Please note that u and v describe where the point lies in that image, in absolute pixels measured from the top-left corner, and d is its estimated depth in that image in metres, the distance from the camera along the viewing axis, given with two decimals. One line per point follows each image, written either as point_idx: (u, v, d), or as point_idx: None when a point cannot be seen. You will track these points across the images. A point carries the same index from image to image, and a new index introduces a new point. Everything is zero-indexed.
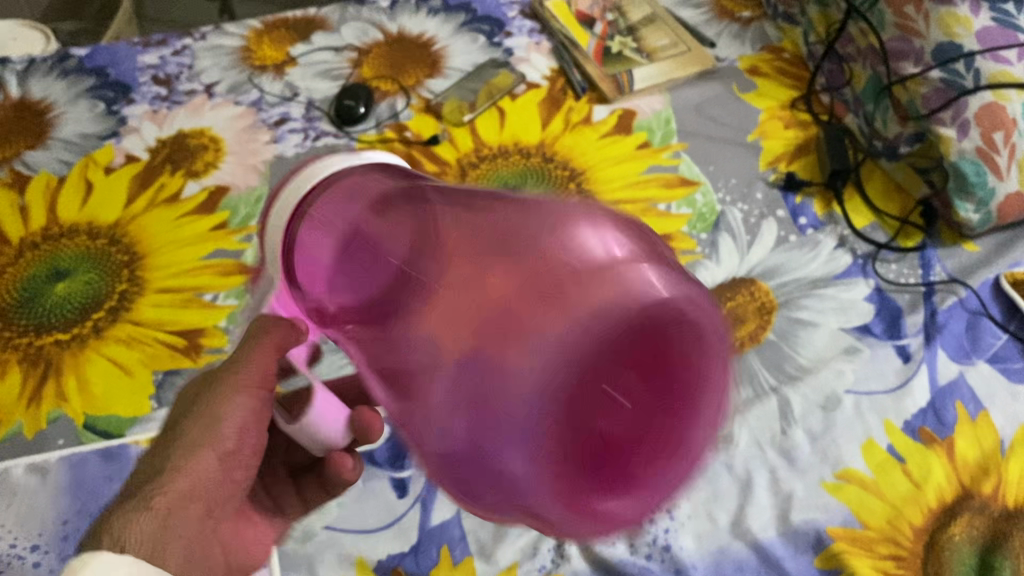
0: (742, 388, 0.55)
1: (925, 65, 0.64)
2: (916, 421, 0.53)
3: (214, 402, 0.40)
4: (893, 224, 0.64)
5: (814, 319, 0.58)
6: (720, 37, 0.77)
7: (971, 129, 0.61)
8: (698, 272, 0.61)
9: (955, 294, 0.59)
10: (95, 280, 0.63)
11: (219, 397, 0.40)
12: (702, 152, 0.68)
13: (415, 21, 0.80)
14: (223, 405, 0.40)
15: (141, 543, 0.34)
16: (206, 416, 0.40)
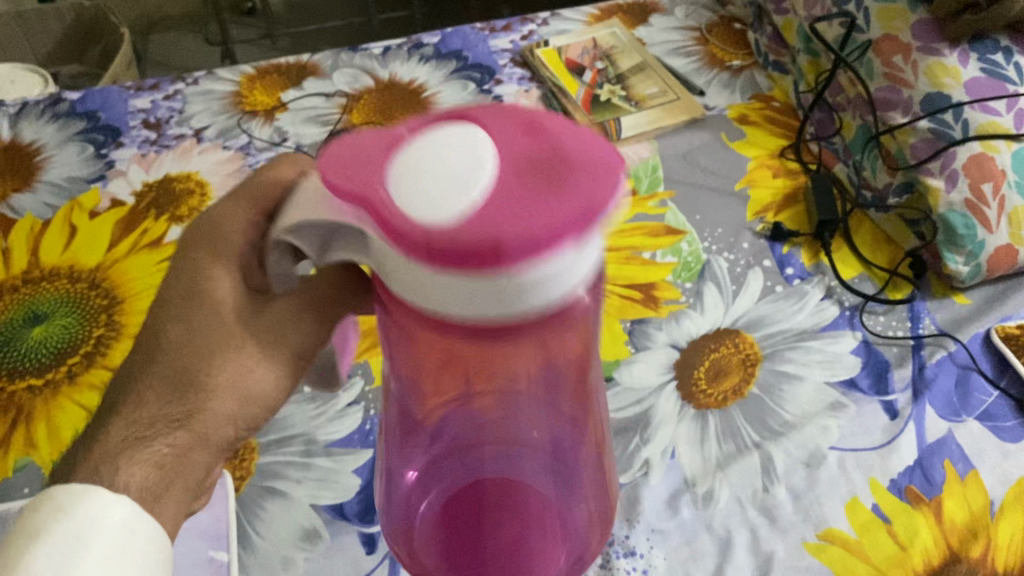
0: (724, 443, 0.53)
1: (914, 115, 0.63)
2: (902, 480, 0.51)
3: (257, 343, 0.36)
4: (882, 275, 0.62)
5: (799, 372, 0.57)
6: (709, 85, 0.78)
7: (959, 180, 0.60)
8: (681, 322, 0.60)
9: (944, 348, 0.57)
10: (72, 324, 0.62)
11: (264, 340, 0.36)
12: (689, 201, 0.68)
13: (406, 68, 0.81)
14: (230, 348, 0.36)
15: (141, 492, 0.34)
16: (242, 358, 0.36)
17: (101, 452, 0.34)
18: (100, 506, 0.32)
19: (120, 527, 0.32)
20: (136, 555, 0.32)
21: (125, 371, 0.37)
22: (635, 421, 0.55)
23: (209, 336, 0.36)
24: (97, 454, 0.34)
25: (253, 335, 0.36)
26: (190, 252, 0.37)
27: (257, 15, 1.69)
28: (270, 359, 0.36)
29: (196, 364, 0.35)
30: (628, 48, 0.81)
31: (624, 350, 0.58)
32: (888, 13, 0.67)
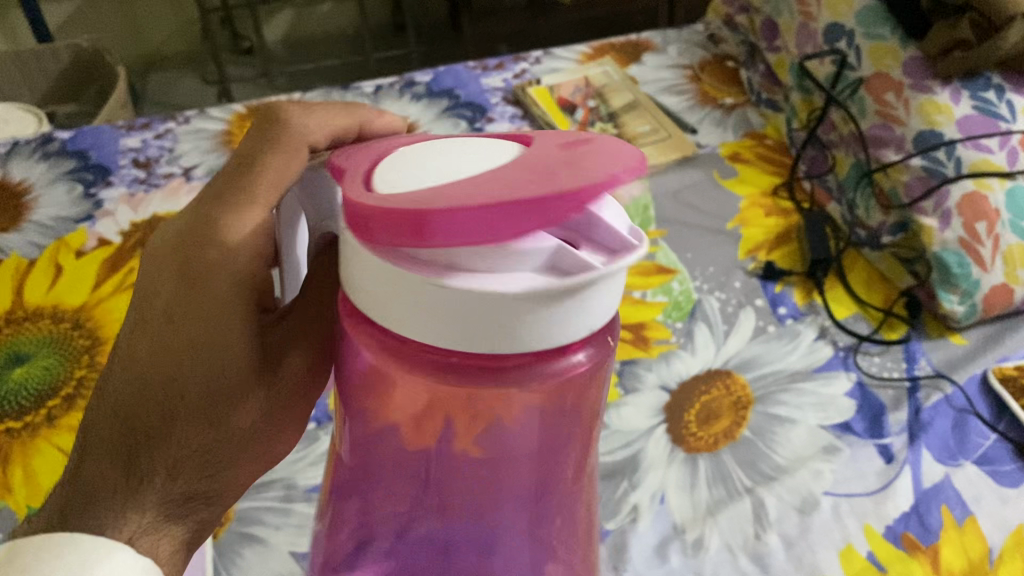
0: (714, 488, 0.52)
1: (906, 153, 0.63)
2: (898, 526, 0.50)
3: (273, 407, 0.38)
4: (877, 314, 0.61)
5: (792, 416, 0.55)
6: (702, 123, 0.78)
7: (953, 219, 0.59)
8: (672, 363, 0.59)
9: (940, 390, 0.56)
10: (53, 366, 0.61)
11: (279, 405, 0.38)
12: (681, 239, 0.67)
13: (398, 106, 0.81)
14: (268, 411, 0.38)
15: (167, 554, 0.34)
16: (262, 419, 0.38)
17: (139, 518, 0.33)
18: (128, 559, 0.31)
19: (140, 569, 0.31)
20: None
21: (147, 421, 0.34)
22: (624, 465, 0.53)
23: (245, 406, 0.36)
24: (142, 515, 0.33)
25: (274, 396, 0.38)
26: (212, 309, 0.35)
27: (255, 55, 1.72)
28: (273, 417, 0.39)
29: (227, 434, 0.36)
30: (620, 86, 0.81)
31: (613, 392, 0.57)
32: (879, 51, 0.66)
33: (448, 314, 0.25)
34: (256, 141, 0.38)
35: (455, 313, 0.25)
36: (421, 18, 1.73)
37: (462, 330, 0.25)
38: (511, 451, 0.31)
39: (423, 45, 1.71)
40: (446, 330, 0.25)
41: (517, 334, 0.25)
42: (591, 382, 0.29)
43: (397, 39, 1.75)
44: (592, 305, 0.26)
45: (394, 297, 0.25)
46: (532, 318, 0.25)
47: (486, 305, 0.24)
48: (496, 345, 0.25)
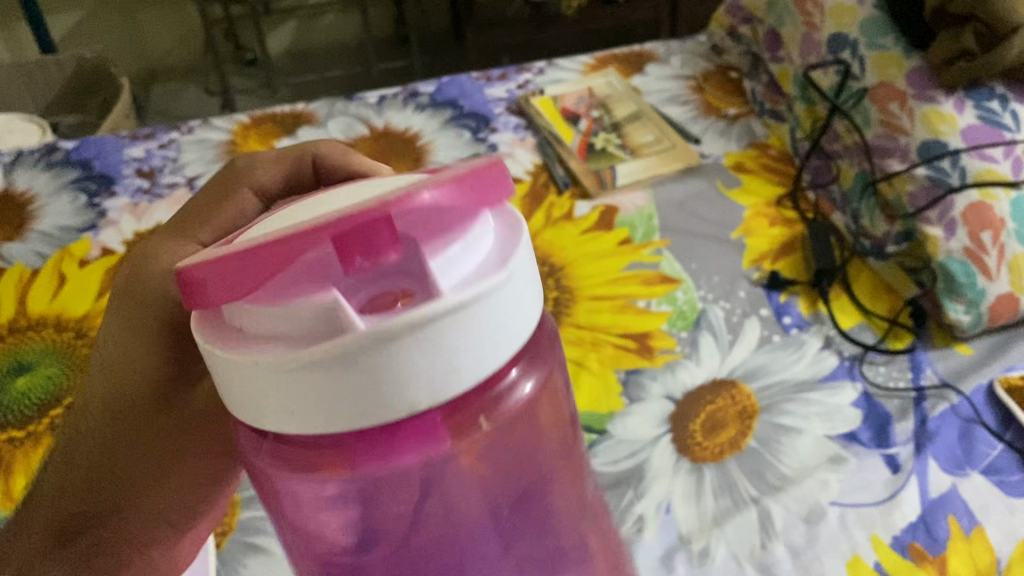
0: (720, 497, 0.51)
1: (910, 162, 0.63)
2: (905, 536, 0.49)
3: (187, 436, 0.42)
4: (882, 324, 0.61)
5: (798, 425, 0.55)
6: (705, 134, 0.78)
7: (958, 228, 0.59)
8: (676, 373, 0.58)
9: (946, 400, 0.56)
10: (57, 374, 0.61)
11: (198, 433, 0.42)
12: (685, 249, 0.67)
13: (402, 116, 0.81)
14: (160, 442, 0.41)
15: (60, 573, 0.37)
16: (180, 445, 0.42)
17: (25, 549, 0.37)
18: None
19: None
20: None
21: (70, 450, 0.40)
22: (629, 474, 0.53)
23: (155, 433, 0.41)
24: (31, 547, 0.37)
25: (183, 423, 0.41)
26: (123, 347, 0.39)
27: (259, 67, 1.73)
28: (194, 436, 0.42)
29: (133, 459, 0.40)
30: (623, 97, 0.82)
31: (618, 401, 0.57)
32: (883, 61, 0.66)
33: (305, 390, 0.22)
34: (208, 190, 0.43)
35: (301, 389, 0.22)
36: (424, 29, 1.74)
37: (332, 400, 0.22)
38: (466, 481, 0.26)
39: (426, 57, 1.72)
40: (309, 405, 0.22)
41: (385, 394, 0.22)
42: (522, 416, 0.26)
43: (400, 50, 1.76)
44: (480, 342, 0.23)
45: (252, 391, 0.23)
46: (393, 375, 0.22)
47: (324, 369, 0.22)
48: (360, 416, 0.22)
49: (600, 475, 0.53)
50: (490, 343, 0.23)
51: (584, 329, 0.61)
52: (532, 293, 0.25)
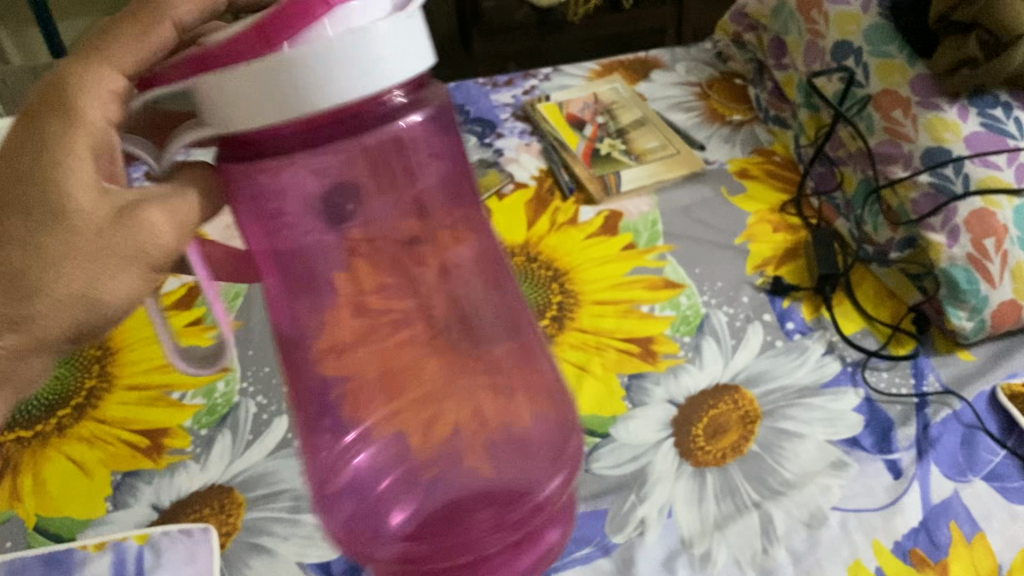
0: (722, 502, 0.51)
1: (914, 169, 0.63)
2: (907, 542, 0.49)
3: (119, 259, 0.35)
4: (885, 330, 0.61)
5: (800, 430, 0.55)
6: (710, 140, 0.79)
7: (962, 235, 0.59)
8: (679, 377, 0.59)
9: (949, 406, 0.56)
10: (64, 375, 0.61)
11: (136, 260, 0.36)
12: (689, 255, 0.68)
13: None
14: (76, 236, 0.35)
15: None
16: (108, 269, 0.35)
17: None
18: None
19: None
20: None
21: None
22: (632, 478, 0.53)
23: (74, 244, 0.35)
24: None
25: (112, 243, 0.35)
26: (43, 144, 0.34)
27: None
28: (128, 266, 0.36)
29: (47, 271, 0.35)
30: (628, 103, 0.82)
31: (621, 405, 0.57)
32: (887, 68, 0.67)
33: (244, 98, 0.31)
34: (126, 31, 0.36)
35: (245, 92, 0.31)
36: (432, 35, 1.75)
37: (264, 97, 0.31)
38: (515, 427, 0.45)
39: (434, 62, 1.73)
40: (254, 109, 0.31)
41: (300, 94, 0.31)
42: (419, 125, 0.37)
43: None
44: (370, 66, 0.32)
45: (212, 101, 0.32)
46: (301, 80, 0.31)
47: (256, 79, 0.31)
48: (281, 107, 0.31)
49: (604, 479, 0.53)
50: (379, 72, 0.32)
51: (587, 332, 0.62)
52: (422, 39, 0.34)
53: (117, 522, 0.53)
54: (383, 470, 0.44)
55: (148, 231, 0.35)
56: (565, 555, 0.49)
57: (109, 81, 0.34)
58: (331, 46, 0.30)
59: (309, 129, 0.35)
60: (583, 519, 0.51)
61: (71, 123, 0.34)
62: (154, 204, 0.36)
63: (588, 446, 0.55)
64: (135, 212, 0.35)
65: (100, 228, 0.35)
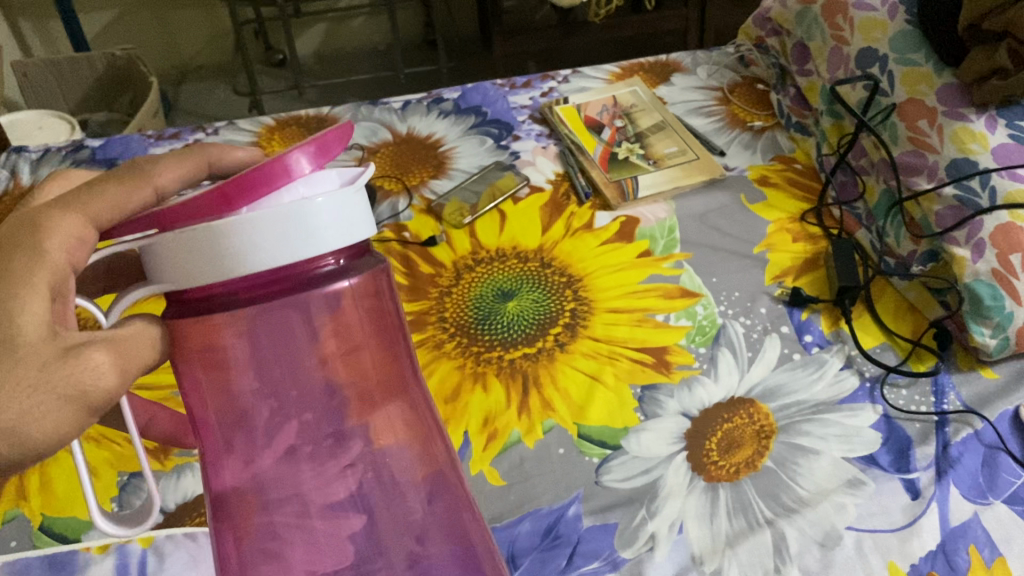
0: (735, 518, 0.50)
1: (939, 181, 0.62)
2: (924, 565, 0.48)
3: (60, 393, 0.32)
4: (905, 345, 0.60)
5: (815, 446, 0.54)
6: (730, 146, 0.78)
7: (987, 250, 0.58)
8: (693, 389, 0.58)
9: (970, 426, 0.55)
10: None
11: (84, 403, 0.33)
12: (707, 263, 0.67)
13: (425, 122, 0.83)
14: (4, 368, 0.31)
15: None
16: (57, 405, 0.32)
17: None
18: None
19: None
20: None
21: None
22: (642, 492, 0.52)
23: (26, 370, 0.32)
24: None
25: (53, 381, 0.32)
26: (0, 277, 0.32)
27: (287, 68, 1.75)
28: (65, 410, 0.32)
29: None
30: (648, 107, 0.81)
31: (633, 417, 0.56)
32: (913, 77, 0.65)
33: (188, 258, 0.33)
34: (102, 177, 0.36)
35: (188, 251, 0.33)
36: (452, 34, 1.74)
37: (205, 261, 0.33)
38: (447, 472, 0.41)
39: (454, 61, 1.72)
40: (197, 268, 0.33)
41: (240, 257, 0.32)
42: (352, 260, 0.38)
43: (427, 54, 1.76)
44: (314, 232, 0.33)
45: (164, 258, 0.33)
46: (242, 244, 0.32)
47: (202, 238, 0.32)
48: (222, 267, 0.33)
49: (613, 491, 0.52)
50: (323, 239, 0.33)
51: (600, 341, 0.61)
52: (366, 217, 0.36)
53: None
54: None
55: (92, 372, 0.33)
56: (573, 569, 0.49)
57: (73, 226, 0.34)
58: (280, 210, 0.32)
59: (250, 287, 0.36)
60: (591, 532, 0.50)
61: (34, 259, 0.33)
62: (102, 348, 0.33)
63: (598, 458, 0.54)
64: (82, 350, 0.33)
65: (43, 360, 0.32)
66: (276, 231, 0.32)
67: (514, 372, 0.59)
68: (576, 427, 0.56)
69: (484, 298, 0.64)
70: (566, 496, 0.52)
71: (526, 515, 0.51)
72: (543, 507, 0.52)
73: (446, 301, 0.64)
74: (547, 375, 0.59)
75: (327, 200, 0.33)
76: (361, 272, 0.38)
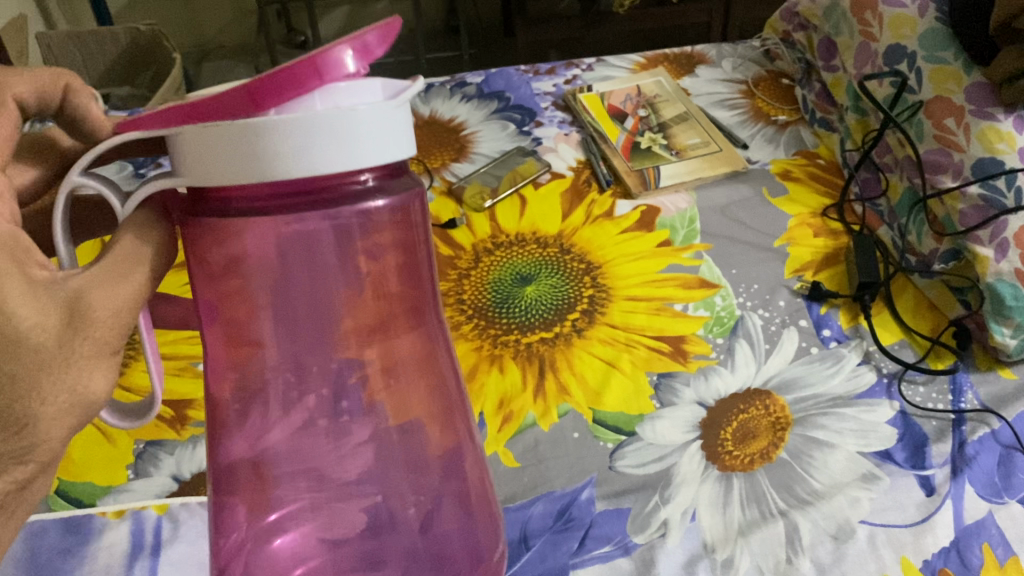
0: (748, 508, 0.50)
1: (963, 180, 0.61)
2: (936, 561, 0.48)
3: (90, 353, 0.33)
4: (924, 343, 0.60)
5: (831, 440, 0.54)
6: (753, 139, 0.78)
7: (1010, 250, 0.58)
8: (710, 378, 0.58)
9: (988, 425, 0.54)
10: None
11: (96, 348, 0.33)
12: (727, 255, 0.67)
13: (448, 106, 0.83)
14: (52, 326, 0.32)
15: None
16: (83, 371, 0.33)
17: None
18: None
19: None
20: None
21: None
22: (656, 478, 0.52)
23: (11, 364, 0.31)
24: None
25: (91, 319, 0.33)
26: None
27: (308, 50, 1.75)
28: (103, 360, 0.34)
29: (28, 399, 0.32)
30: (672, 97, 0.81)
31: (648, 404, 0.56)
32: (941, 75, 0.64)
33: (216, 154, 0.31)
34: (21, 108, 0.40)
35: (215, 146, 0.31)
36: (473, 21, 1.74)
37: (230, 159, 0.31)
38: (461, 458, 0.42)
39: (477, 48, 1.72)
40: (224, 166, 0.31)
41: (267, 162, 0.31)
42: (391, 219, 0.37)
43: (449, 40, 1.76)
44: (349, 145, 0.31)
45: (187, 152, 0.32)
46: (271, 148, 0.31)
47: (228, 134, 0.30)
48: (246, 167, 0.31)
49: (628, 477, 0.52)
50: (357, 151, 0.32)
51: (617, 328, 0.61)
52: (406, 130, 0.34)
53: (138, 491, 0.53)
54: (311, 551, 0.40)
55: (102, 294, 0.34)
56: (584, 552, 0.49)
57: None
58: (313, 119, 0.30)
59: (277, 197, 0.35)
60: (604, 516, 0.50)
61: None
62: (100, 283, 0.33)
63: (612, 443, 0.54)
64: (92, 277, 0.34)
65: (56, 339, 0.32)
66: (308, 135, 0.31)
67: (531, 356, 0.59)
68: (591, 412, 0.56)
69: (502, 281, 0.64)
70: (580, 479, 0.52)
71: (539, 497, 0.51)
72: (556, 489, 0.52)
73: (464, 283, 0.64)
74: (563, 359, 0.59)
75: (362, 108, 0.31)
76: (381, 172, 0.36)
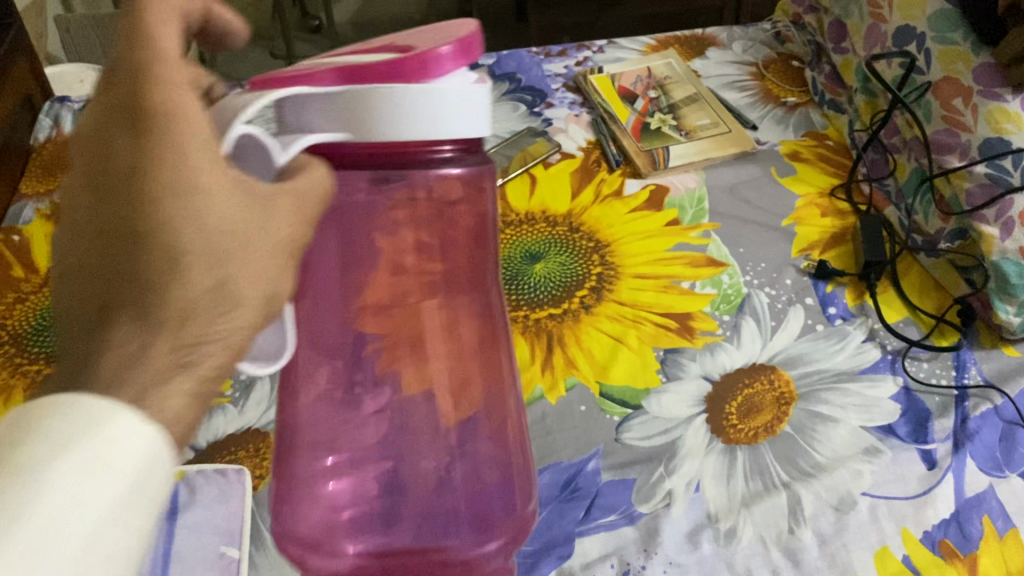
0: (751, 480, 0.51)
1: (971, 159, 0.62)
2: (936, 533, 0.49)
3: (272, 251, 0.32)
4: (928, 321, 0.61)
5: (834, 414, 0.55)
6: (762, 121, 0.78)
7: (1015, 229, 0.58)
8: (716, 354, 0.58)
9: (990, 401, 0.55)
10: None
11: (283, 247, 0.32)
12: (734, 234, 0.67)
13: None
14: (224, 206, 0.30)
15: (144, 364, 0.29)
16: (268, 268, 0.32)
17: (142, 375, 0.28)
18: (133, 434, 0.27)
19: (121, 484, 0.27)
20: (129, 519, 0.27)
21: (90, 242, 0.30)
22: (662, 450, 0.53)
23: (199, 243, 0.29)
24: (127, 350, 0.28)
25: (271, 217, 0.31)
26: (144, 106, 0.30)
27: (322, 34, 1.76)
28: (285, 262, 0.33)
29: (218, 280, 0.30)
30: (682, 79, 0.82)
31: (655, 378, 0.57)
32: (950, 56, 0.64)
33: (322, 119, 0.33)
34: None
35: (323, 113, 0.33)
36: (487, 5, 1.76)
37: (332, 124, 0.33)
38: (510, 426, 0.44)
39: (490, 32, 1.73)
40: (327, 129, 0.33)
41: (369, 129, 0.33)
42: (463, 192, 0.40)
43: None
44: (439, 123, 0.33)
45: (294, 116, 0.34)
46: (370, 116, 0.33)
47: (336, 100, 0.33)
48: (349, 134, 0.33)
49: (633, 448, 0.53)
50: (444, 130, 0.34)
51: (625, 305, 0.62)
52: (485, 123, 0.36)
53: None
54: (349, 503, 0.42)
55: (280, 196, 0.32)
56: (590, 521, 0.50)
57: None
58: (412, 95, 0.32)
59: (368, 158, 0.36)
60: (610, 487, 0.51)
61: None
62: (288, 194, 0.32)
63: (619, 416, 0.55)
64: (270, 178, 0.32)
65: (245, 224, 0.31)
66: (405, 110, 0.33)
67: (540, 331, 0.60)
68: (598, 386, 0.57)
69: (512, 259, 0.65)
70: (586, 451, 0.53)
71: (546, 468, 0.53)
72: (563, 460, 0.53)
73: None
74: (571, 334, 0.60)
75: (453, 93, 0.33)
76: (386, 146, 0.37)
